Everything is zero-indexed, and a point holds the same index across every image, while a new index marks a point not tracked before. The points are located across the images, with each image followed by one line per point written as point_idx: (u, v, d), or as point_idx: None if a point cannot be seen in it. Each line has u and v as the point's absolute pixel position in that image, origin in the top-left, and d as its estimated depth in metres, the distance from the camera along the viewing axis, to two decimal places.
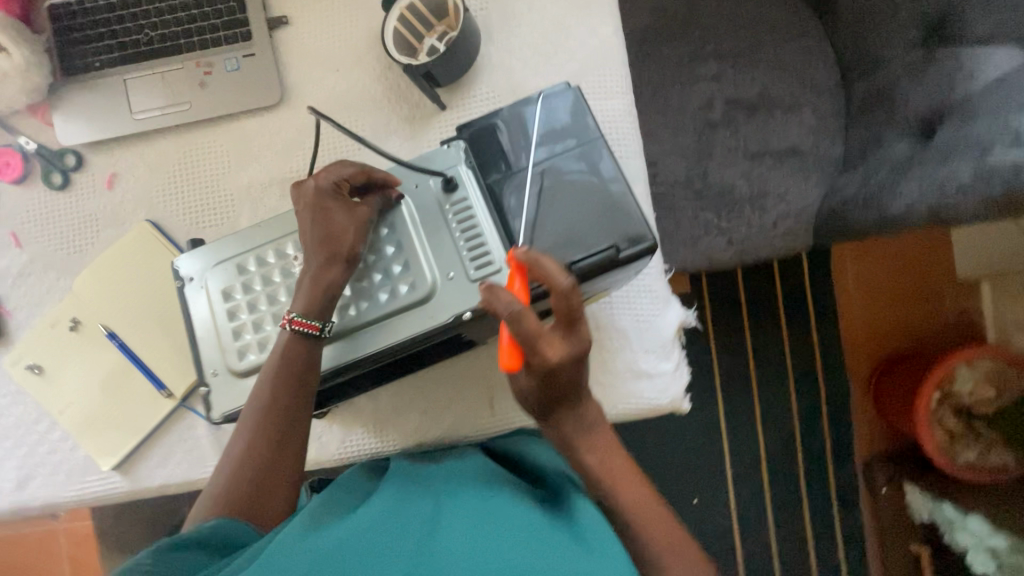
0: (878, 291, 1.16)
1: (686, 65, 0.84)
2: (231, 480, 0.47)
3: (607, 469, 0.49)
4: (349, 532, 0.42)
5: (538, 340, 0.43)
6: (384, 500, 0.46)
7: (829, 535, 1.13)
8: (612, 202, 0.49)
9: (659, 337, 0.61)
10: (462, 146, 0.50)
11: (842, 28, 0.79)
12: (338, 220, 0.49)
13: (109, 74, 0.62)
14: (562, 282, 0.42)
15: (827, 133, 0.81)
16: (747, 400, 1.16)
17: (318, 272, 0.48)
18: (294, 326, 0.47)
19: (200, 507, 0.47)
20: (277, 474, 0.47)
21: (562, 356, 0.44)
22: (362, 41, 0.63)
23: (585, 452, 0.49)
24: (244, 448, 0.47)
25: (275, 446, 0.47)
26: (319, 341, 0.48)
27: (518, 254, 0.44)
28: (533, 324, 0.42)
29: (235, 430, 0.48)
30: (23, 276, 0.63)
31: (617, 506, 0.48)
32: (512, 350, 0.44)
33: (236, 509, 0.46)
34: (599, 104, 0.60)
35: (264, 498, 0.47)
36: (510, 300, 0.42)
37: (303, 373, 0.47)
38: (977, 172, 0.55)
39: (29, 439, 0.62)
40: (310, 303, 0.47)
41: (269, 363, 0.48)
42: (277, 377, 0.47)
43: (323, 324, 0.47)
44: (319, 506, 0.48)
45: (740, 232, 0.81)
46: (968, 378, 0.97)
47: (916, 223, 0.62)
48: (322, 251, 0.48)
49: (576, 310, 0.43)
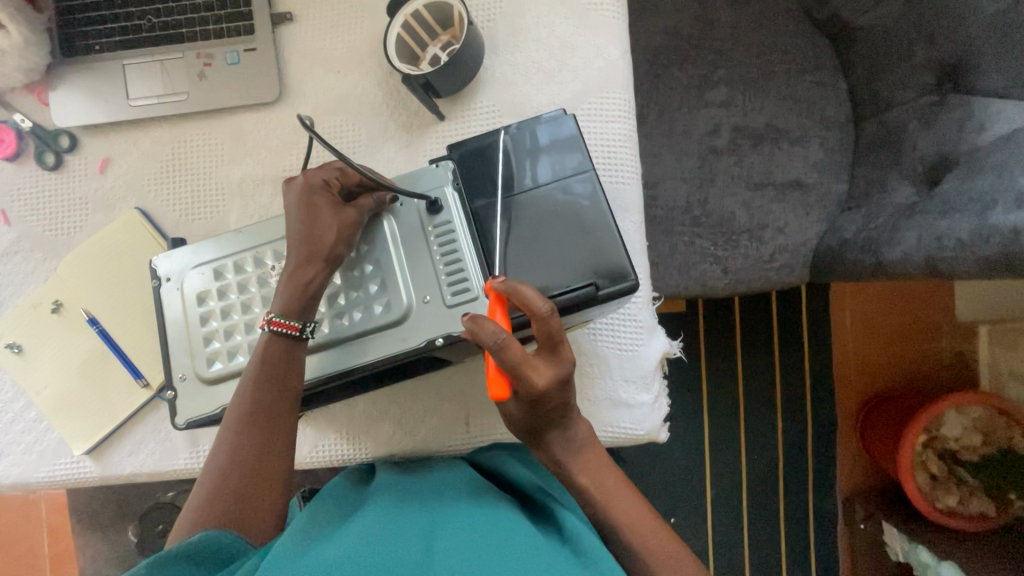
0: (875, 328, 1.14)
1: (695, 88, 0.83)
2: (217, 489, 0.46)
3: (599, 486, 0.49)
4: (345, 542, 0.42)
5: (524, 367, 0.41)
6: (376, 511, 0.46)
7: (804, 567, 1.13)
8: (601, 235, 0.50)
9: (641, 367, 0.60)
10: (451, 167, 0.50)
11: (857, 64, 0.78)
12: (320, 224, 0.48)
13: (109, 58, 0.62)
14: (541, 307, 0.42)
15: (832, 169, 0.80)
16: (733, 427, 1.14)
17: (296, 270, 0.48)
18: (272, 327, 0.47)
19: (184, 522, 0.45)
20: (264, 482, 0.47)
21: (549, 381, 0.43)
22: (366, 43, 0.62)
23: (576, 470, 0.49)
24: (229, 454, 0.46)
25: (262, 451, 0.47)
26: (299, 343, 0.47)
27: (495, 287, 0.44)
28: (518, 351, 0.41)
29: (219, 436, 0.47)
30: (10, 255, 0.63)
31: (610, 523, 0.49)
32: (498, 379, 0.42)
33: (224, 521, 0.45)
34: (599, 128, 0.59)
35: (251, 506, 0.46)
36: (496, 329, 0.39)
37: (288, 377, 0.47)
38: (977, 229, 0.55)
39: (4, 417, 0.62)
40: (290, 301, 0.47)
41: (250, 368, 0.47)
42: (264, 381, 0.47)
43: (303, 326, 0.47)
44: (309, 518, 0.47)
45: (736, 262, 0.80)
46: (956, 423, 0.96)
47: (914, 272, 0.62)
48: (306, 254, 0.48)
49: (556, 335, 0.43)
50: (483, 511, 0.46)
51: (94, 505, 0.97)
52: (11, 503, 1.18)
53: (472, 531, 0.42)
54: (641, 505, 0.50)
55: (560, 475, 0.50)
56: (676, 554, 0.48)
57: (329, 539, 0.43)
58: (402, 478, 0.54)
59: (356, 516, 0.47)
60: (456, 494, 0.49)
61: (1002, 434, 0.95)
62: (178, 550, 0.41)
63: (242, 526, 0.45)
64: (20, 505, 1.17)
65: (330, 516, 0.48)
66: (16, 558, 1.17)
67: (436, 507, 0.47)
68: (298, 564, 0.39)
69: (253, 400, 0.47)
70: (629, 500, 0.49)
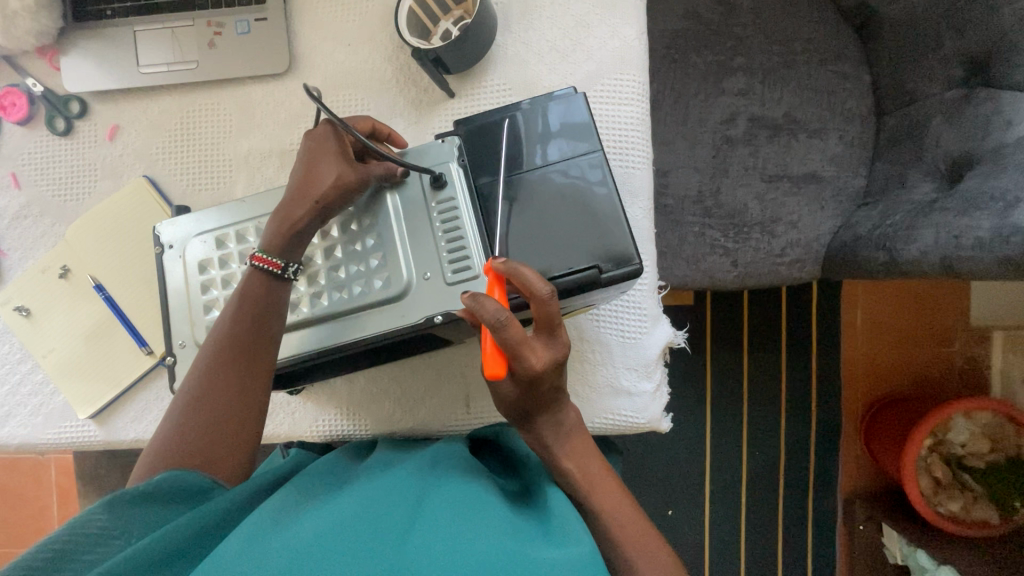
0: (886, 328, 1.12)
1: (712, 76, 0.81)
2: (187, 423, 0.45)
3: (584, 473, 0.48)
4: (329, 515, 0.41)
5: (524, 348, 0.41)
6: (362, 492, 0.44)
7: (800, 565, 1.12)
8: (607, 217, 0.49)
9: (643, 357, 0.59)
10: (457, 142, 0.49)
11: (883, 54, 0.76)
12: (320, 173, 0.48)
13: (118, 23, 0.61)
14: (541, 290, 0.42)
15: (851, 163, 0.79)
16: (736, 422, 1.13)
17: (287, 211, 0.48)
18: (255, 262, 0.47)
19: (152, 452, 0.45)
20: (236, 418, 0.46)
21: (547, 364, 0.43)
22: (378, 17, 0.61)
23: (562, 455, 0.48)
24: (202, 389, 0.46)
25: (237, 393, 0.46)
26: (281, 282, 0.48)
27: (496, 267, 0.43)
28: (518, 331, 0.41)
29: (195, 371, 0.47)
30: (21, 218, 0.64)
31: (594, 513, 0.47)
32: (497, 356, 0.42)
33: (191, 456, 0.44)
34: (611, 110, 0.58)
35: (221, 443, 0.45)
36: (497, 308, 0.40)
37: (269, 314, 0.47)
38: (996, 228, 0.53)
39: (13, 377, 0.63)
40: (274, 239, 0.47)
41: (230, 303, 0.48)
42: (241, 317, 0.47)
43: (285, 265, 0.48)
44: (295, 489, 0.46)
45: (746, 255, 0.78)
46: (964, 429, 0.94)
47: (929, 272, 0.60)
48: (299, 194, 0.48)
49: (555, 319, 0.43)
50: (472, 491, 0.45)
51: (99, 469, 0.99)
52: (20, 466, 1.21)
53: (457, 511, 0.41)
54: (625, 496, 0.48)
55: (546, 460, 0.49)
56: (660, 544, 0.46)
57: (315, 511, 0.42)
58: (395, 458, 0.53)
59: (345, 490, 0.46)
60: (448, 472, 0.48)
61: (1011, 442, 0.93)
62: (136, 489, 0.40)
63: (209, 462, 0.44)
64: (29, 467, 1.20)
65: (318, 491, 0.47)
66: (24, 519, 1.21)
67: (428, 481, 0.46)
68: (277, 544, 0.38)
69: (229, 334, 0.47)
70: (614, 488, 0.48)
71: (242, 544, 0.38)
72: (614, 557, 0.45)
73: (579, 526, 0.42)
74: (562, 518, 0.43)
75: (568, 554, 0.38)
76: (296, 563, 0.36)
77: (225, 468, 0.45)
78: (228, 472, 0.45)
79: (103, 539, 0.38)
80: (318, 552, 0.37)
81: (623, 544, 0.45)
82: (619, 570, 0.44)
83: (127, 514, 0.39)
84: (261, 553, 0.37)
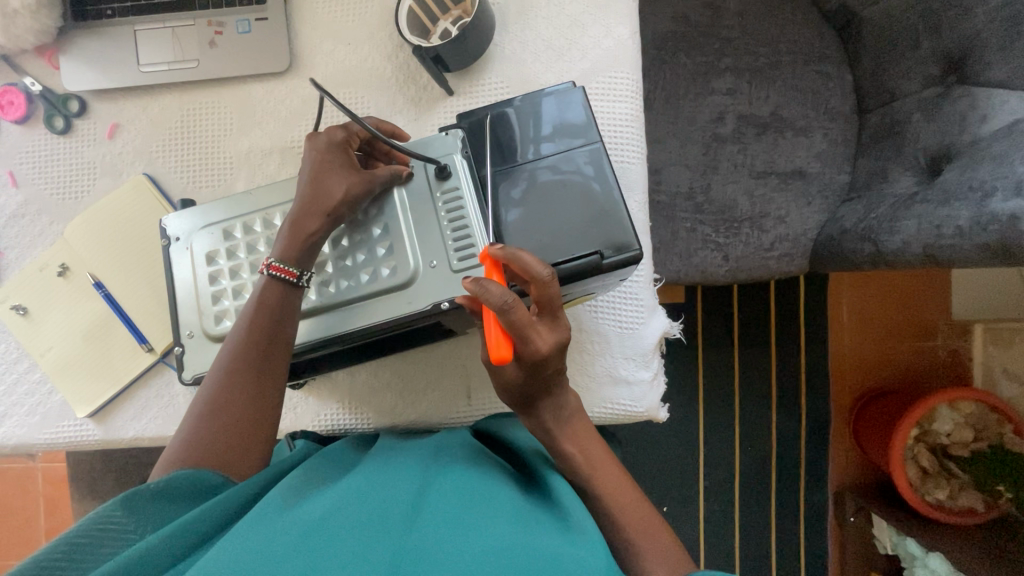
0: (873, 322, 1.16)
1: (701, 76, 0.83)
2: (205, 423, 0.45)
3: (585, 458, 0.49)
4: (333, 498, 0.42)
5: (530, 331, 0.43)
6: (367, 480, 0.45)
7: (794, 555, 1.14)
8: (606, 208, 0.51)
9: (640, 346, 0.61)
10: (460, 135, 0.51)
11: (865, 55, 0.79)
12: (328, 184, 0.49)
13: (119, 23, 0.61)
14: (541, 273, 0.43)
15: (836, 159, 0.81)
16: (728, 415, 1.15)
17: (300, 221, 0.48)
18: (272, 271, 0.47)
19: (171, 452, 0.45)
20: (251, 421, 0.47)
21: (552, 348, 0.45)
22: (377, 17, 0.63)
23: (564, 439, 0.49)
24: (219, 390, 0.46)
25: (252, 393, 0.47)
26: (296, 290, 0.49)
27: (493, 252, 0.44)
28: (524, 313, 0.42)
29: (212, 372, 0.47)
30: (18, 217, 0.64)
31: (595, 495, 0.48)
32: (503, 340, 0.42)
33: (208, 456, 0.44)
34: (606, 106, 0.60)
35: (237, 445, 0.46)
36: (503, 291, 0.40)
37: (286, 320, 0.48)
38: (975, 217, 0.55)
39: (8, 377, 0.63)
40: (288, 249, 0.48)
41: (247, 307, 0.49)
42: (258, 320, 0.47)
43: (300, 273, 0.48)
44: (302, 475, 0.47)
45: (736, 250, 0.81)
46: (948, 419, 0.96)
47: (912, 261, 0.63)
48: (307, 207, 0.49)
49: (556, 300, 0.44)
50: (477, 478, 0.46)
51: (93, 472, 0.99)
52: (5, 476, 1.19)
53: (463, 500, 0.42)
54: (626, 480, 0.49)
55: (547, 445, 0.50)
56: (661, 525, 0.47)
57: (322, 495, 0.43)
58: (401, 445, 0.54)
59: (351, 476, 0.47)
60: (451, 461, 0.48)
61: (993, 431, 0.94)
62: (153, 487, 0.41)
63: (226, 462, 0.45)
64: (16, 479, 1.18)
65: (323, 479, 0.47)
66: (10, 530, 1.18)
67: (431, 470, 0.47)
68: (280, 530, 0.38)
69: (246, 340, 0.47)
70: (615, 473, 0.49)
71: (252, 525, 0.38)
72: (616, 537, 0.46)
73: (583, 515, 0.42)
74: (567, 503, 0.44)
75: (574, 543, 0.39)
76: (300, 539, 0.37)
77: (241, 469, 0.46)
78: (243, 471, 0.46)
79: (118, 533, 0.39)
80: (320, 540, 0.37)
81: (625, 526, 0.46)
82: (620, 552, 0.45)
83: (144, 511, 0.40)
84: (268, 531, 0.37)
